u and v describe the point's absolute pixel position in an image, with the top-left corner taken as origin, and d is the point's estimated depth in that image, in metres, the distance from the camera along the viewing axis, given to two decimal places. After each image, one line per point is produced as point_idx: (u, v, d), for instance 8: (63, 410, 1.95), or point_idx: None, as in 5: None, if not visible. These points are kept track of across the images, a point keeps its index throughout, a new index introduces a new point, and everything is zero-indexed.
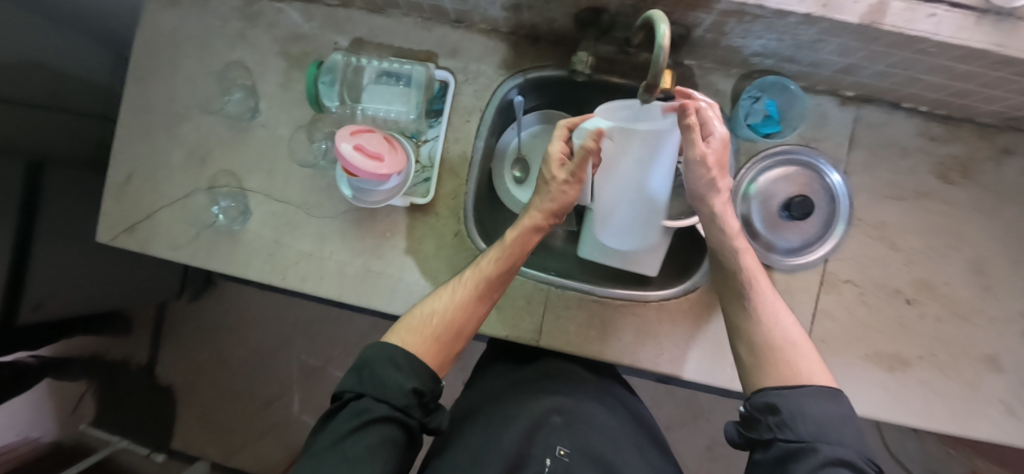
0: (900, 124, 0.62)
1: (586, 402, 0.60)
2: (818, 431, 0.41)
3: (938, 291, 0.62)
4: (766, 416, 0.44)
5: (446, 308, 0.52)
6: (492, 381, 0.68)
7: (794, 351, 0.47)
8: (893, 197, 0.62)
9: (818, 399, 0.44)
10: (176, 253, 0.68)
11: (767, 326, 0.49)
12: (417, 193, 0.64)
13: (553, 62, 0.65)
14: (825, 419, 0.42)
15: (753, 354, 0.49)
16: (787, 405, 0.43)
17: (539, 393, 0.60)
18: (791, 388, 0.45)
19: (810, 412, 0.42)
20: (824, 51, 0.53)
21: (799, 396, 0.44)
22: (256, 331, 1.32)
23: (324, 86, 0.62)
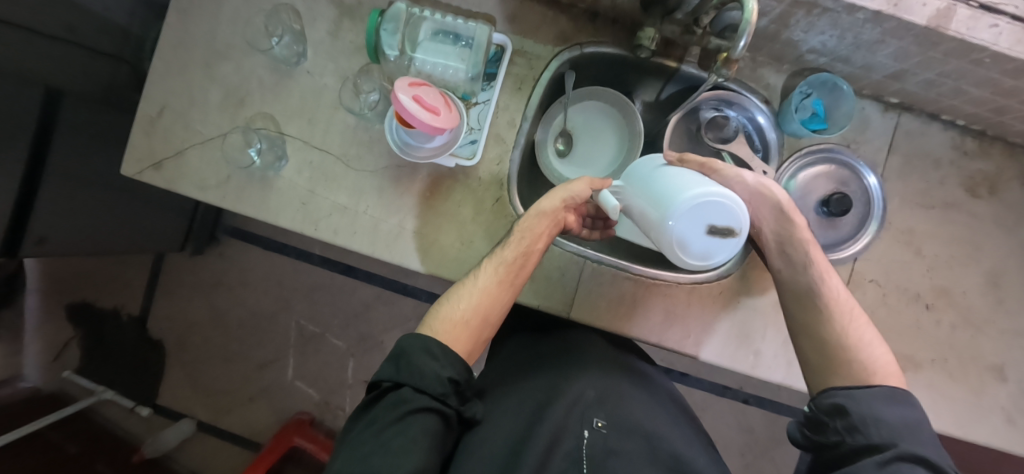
0: (937, 136, 0.65)
1: (615, 374, 0.63)
2: (888, 431, 0.43)
3: (955, 299, 0.65)
4: (835, 419, 0.46)
5: (473, 297, 0.51)
6: (517, 349, 0.69)
7: (866, 352, 0.48)
8: (922, 205, 0.64)
9: (889, 400, 0.45)
10: (204, 194, 0.66)
11: (841, 326, 0.50)
12: (462, 155, 0.64)
13: (609, 39, 0.65)
14: (895, 421, 0.43)
15: (819, 354, 0.51)
16: (856, 408, 0.45)
17: (568, 364, 0.62)
18: (859, 390, 0.46)
19: (882, 415, 0.44)
20: (881, 53, 0.54)
21: (867, 399, 0.45)
22: (255, 292, 1.29)
23: (385, 34, 0.61)
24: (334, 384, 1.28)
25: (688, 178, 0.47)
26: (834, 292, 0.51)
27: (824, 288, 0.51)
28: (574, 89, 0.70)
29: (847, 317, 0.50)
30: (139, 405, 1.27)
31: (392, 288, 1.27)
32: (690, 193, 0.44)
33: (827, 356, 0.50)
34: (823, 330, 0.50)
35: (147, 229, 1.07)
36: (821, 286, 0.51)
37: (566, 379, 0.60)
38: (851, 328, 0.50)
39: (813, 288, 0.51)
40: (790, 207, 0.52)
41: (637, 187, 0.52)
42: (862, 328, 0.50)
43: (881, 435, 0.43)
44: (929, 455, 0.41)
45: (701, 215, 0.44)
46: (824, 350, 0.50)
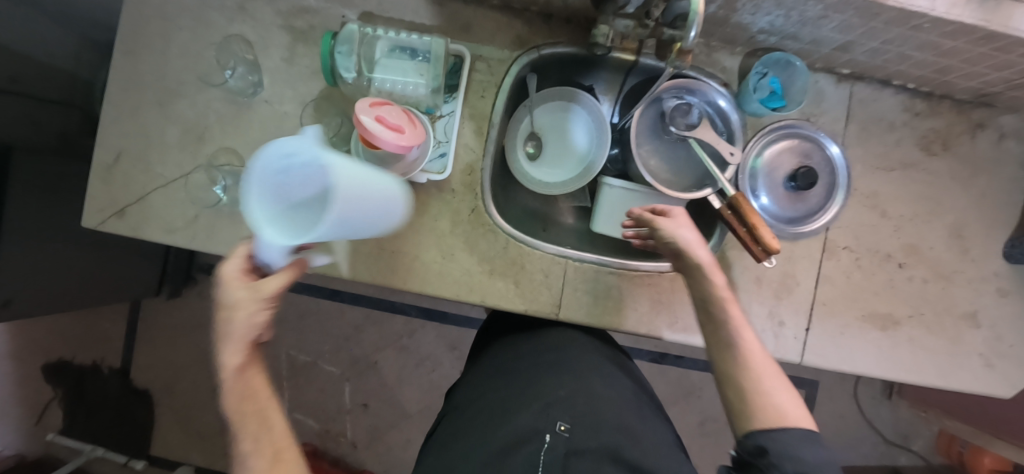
0: (889, 100, 0.67)
1: (587, 369, 0.63)
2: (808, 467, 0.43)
3: (924, 255, 0.67)
4: (760, 459, 0.46)
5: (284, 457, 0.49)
6: (496, 357, 0.70)
7: (780, 398, 0.48)
8: (883, 168, 0.67)
9: (800, 439, 0.45)
10: (172, 237, 0.65)
11: (757, 376, 0.49)
12: (432, 170, 0.63)
13: (565, 39, 0.65)
14: (815, 459, 0.44)
15: (740, 400, 0.49)
16: (780, 448, 0.45)
17: (538, 368, 0.64)
18: (779, 431, 0.46)
19: (800, 455, 0.44)
20: (826, 27, 0.56)
21: (788, 436, 0.45)
22: None
23: (340, 56, 0.60)
24: (333, 412, 1.26)
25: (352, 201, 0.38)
26: (747, 339, 0.51)
27: (739, 344, 0.51)
28: (537, 92, 0.70)
29: (762, 370, 0.49)
30: (134, 459, 1.23)
31: (381, 307, 1.26)
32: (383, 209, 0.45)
33: (742, 402, 0.49)
34: (740, 382, 0.50)
35: (118, 276, 1.03)
36: (737, 340, 0.51)
37: (537, 385, 0.61)
38: (766, 387, 0.48)
39: (731, 340, 0.51)
40: (707, 266, 0.52)
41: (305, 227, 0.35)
42: (776, 375, 0.50)
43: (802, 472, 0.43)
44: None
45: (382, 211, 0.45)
46: (742, 398, 0.49)
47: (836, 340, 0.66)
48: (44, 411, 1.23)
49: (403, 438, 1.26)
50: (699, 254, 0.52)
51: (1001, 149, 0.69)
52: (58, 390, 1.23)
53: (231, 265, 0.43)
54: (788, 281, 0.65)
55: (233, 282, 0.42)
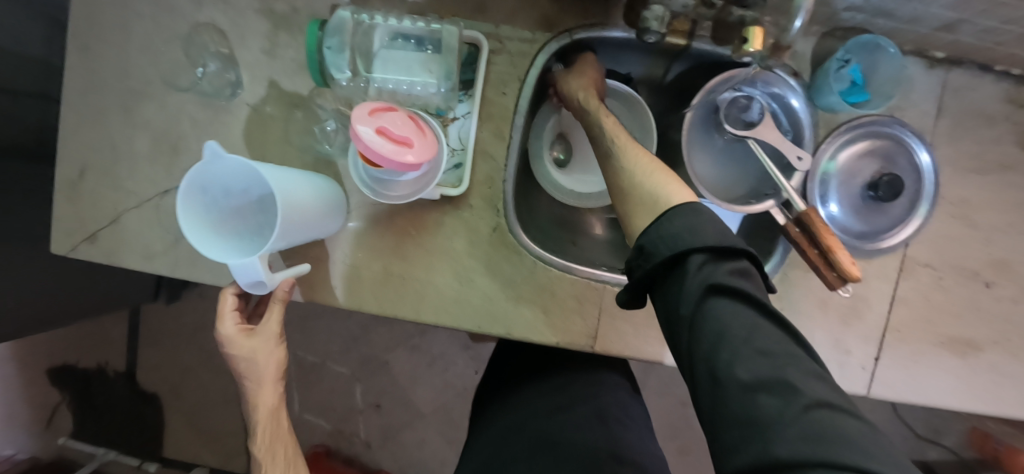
0: (989, 89, 0.56)
1: (533, 420, 0.58)
2: (684, 243, 0.32)
3: (1015, 273, 0.58)
4: (644, 260, 0.35)
5: None
6: (471, 436, 0.67)
7: (663, 183, 0.38)
8: (977, 171, 0.56)
9: (682, 212, 0.34)
10: (153, 264, 0.58)
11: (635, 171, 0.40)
12: (446, 183, 0.54)
13: (601, 19, 0.54)
14: (694, 237, 0.32)
15: (628, 205, 0.39)
16: (657, 233, 0.34)
17: (494, 438, 0.60)
18: (662, 214, 0.35)
19: (676, 233, 0.33)
20: (936, 4, 0.44)
21: (662, 210, 0.35)
22: None
23: (330, 53, 0.48)
24: (345, 412, 1.22)
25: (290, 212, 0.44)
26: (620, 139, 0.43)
27: (625, 152, 0.41)
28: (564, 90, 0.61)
29: (654, 171, 0.39)
30: (147, 461, 1.21)
31: None
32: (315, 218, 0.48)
33: (632, 210, 0.38)
34: (622, 187, 0.40)
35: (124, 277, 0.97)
36: (624, 153, 0.41)
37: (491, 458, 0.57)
38: (654, 181, 0.38)
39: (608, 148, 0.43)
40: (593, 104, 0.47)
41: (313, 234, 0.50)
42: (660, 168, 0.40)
43: (676, 253, 0.32)
44: (722, 268, 0.31)
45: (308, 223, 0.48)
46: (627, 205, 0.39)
47: (908, 369, 0.58)
48: (53, 415, 1.20)
49: (417, 438, 1.23)
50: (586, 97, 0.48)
51: None
52: (64, 393, 1.20)
53: (228, 326, 0.49)
54: (857, 304, 0.57)
55: (243, 339, 0.49)
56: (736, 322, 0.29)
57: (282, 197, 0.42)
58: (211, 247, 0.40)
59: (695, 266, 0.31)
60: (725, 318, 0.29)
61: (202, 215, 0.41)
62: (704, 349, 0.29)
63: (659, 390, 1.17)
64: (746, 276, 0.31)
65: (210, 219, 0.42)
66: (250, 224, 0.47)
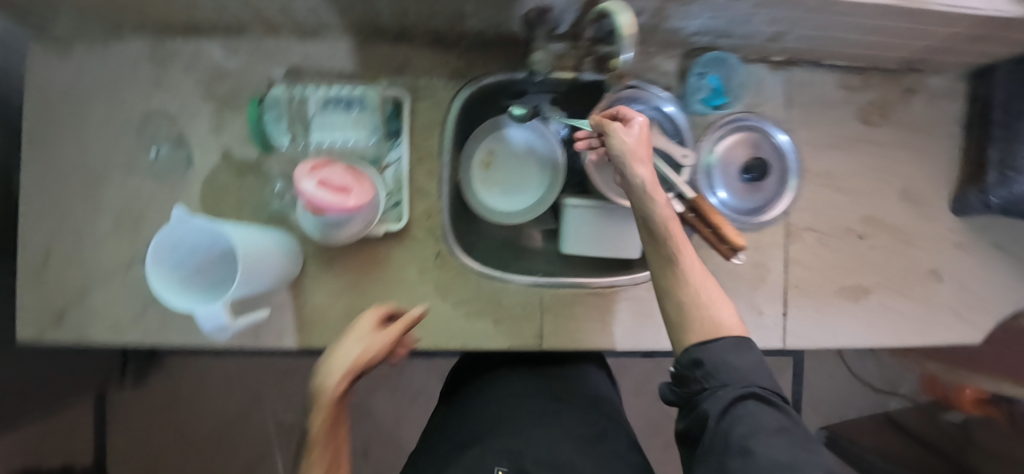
0: (824, 79, 0.68)
1: (522, 412, 0.64)
2: (735, 371, 0.42)
3: (882, 223, 0.69)
4: (693, 370, 0.44)
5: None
6: (440, 432, 0.69)
7: (710, 306, 0.45)
8: (830, 146, 0.68)
9: (734, 347, 0.43)
10: (122, 335, 0.61)
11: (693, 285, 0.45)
12: (389, 220, 0.61)
13: (502, 65, 0.64)
14: (739, 364, 0.43)
15: (679, 313, 0.45)
16: (711, 356, 0.43)
17: (477, 422, 0.64)
18: (712, 341, 0.44)
19: (731, 363, 0.43)
20: (755, 23, 0.56)
21: (718, 345, 0.43)
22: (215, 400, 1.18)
23: (269, 123, 0.59)
24: None
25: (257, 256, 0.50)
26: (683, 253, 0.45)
27: (679, 261, 0.45)
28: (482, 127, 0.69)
29: (702, 283, 0.45)
30: None
31: None
32: (279, 263, 0.54)
33: (681, 317, 0.45)
34: (672, 290, 0.45)
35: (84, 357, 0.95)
36: (677, 257, 0.45)
37: (473, 439, 0.60)
38: (702, 304, 0.45)
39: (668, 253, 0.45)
40: (649, 182, 0.45)
41: (279, 278, 0.56)
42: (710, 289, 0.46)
43: (727, 374, 0.42)
44: (757, 386, 0.43)
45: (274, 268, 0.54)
46: (678, 312, 0.45)
47: (815, 318, 0.67)
48: None
49: None
50: (642, 170, 0.46)
51: (936, 110, 0.70)
52: None
53: (351, 348, 0.45)
54: (760, 270, 0.66)
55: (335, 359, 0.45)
56: (767, 426, 0.40)
57: (246, 245, 0.48)
58: (179, 299, 0.45)
59: (738, 382, 0.42)
60: (755, 421, 0.40)
61: (169, 272, 0.46)
62: (737, 442, 0.39)
63: (634, 388, 1.22)
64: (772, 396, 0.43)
65: (177, 275, 0.48)
66: (218, 276, 0.52)
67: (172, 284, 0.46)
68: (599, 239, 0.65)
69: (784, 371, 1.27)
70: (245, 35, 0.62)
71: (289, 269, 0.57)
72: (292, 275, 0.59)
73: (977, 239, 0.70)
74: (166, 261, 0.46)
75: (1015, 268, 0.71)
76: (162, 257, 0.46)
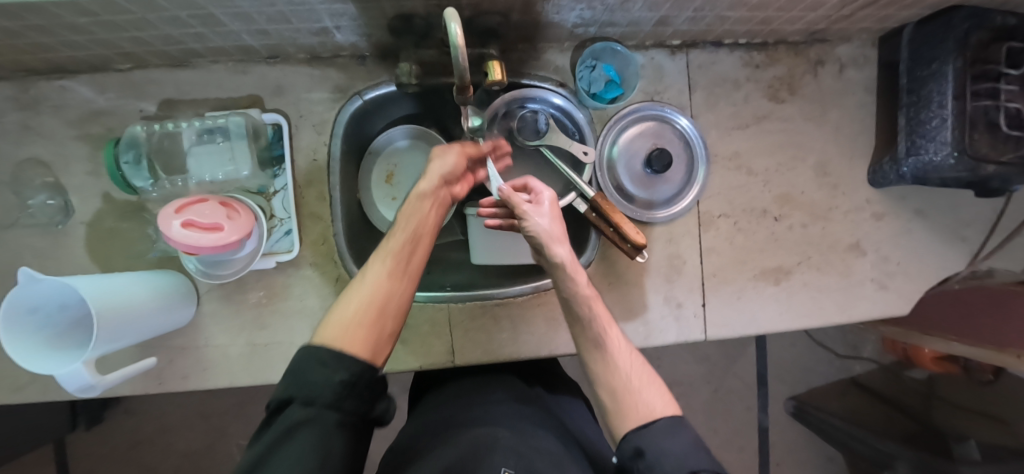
0: (727, 59, 0.65)
1: (543, 433, 0.47)
2: (679, 459, 0.36)
3: (797, 202, 0.67)
4: (636, 463, 0.38)
5: (360, 294, 0.40)
6: (414, 443, 0.49)
7: (641, 392, 0.41)
8: (738, 127, 0.66)
9: (671, 430, 0.39)
10: (23, 395, 0.59)
11: (618, 371, 0.42)
12: (280, 250, 0.59)
13: (387, 77, 0.61)
14: (681, 454, 0.37)
15: (613, 400, 0.42)
16: (651, 446, 0.38)
17: (479, 425, 0.46)
18: (648, 426, 0.40)
19: (672, 449, 0.37)
20: (635, 9, 0.52)
21: (656, 432, 0.39)
22: (172, 442, 1.09)
23: (129, 167, 0.56)
24: None
25: (131, 313, 0.48)
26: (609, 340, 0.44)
27: (605, 343, 0.44)
28: (394, 128, 0.67)
29: (627, 366, 0.43)
30: None
31: None
32: (162, 313, 0.53)
33: (614, 404, 0.42)
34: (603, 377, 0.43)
35: (34, 413, 0.86)
36: (603, 341, 0.44)
37: (464, 418, 0.50)
38: (632, 387, 0.41)
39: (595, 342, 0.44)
40: (568, 263, 0.44)
41: (165, 325, 0.54)
42: (639, 372, 0.43)
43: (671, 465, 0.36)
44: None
45: (155, 319, 0.52)
46: (613, 398, 0.42)
47: (736, 305, 0.66)
48: None
49: None
50: (558, 249, 0.44)
51: (845, 80, 0.68)
52: None
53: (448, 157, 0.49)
54: (675, 262, 0.64)
55: (432, 178, 0.48)
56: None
57: (111, 304, 0.45)
58: (38, 364, 0.43)
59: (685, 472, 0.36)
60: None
61: (27, 335, 0.44)
62: None
63: None
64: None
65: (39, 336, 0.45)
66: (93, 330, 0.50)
67: (29, 345, 0.44)
68: (507, 248, 0.62)
69: (746, 347, 1.27)
70: (108, 70, 0.58)
71: (180, 314, 0.56)
72: (180, 325, 0.57)
73: (896, 208, 0.69)
74: (25, 324, 0.44)
75: (937, 234, 0.69)
76: (18, 320, 0.43)
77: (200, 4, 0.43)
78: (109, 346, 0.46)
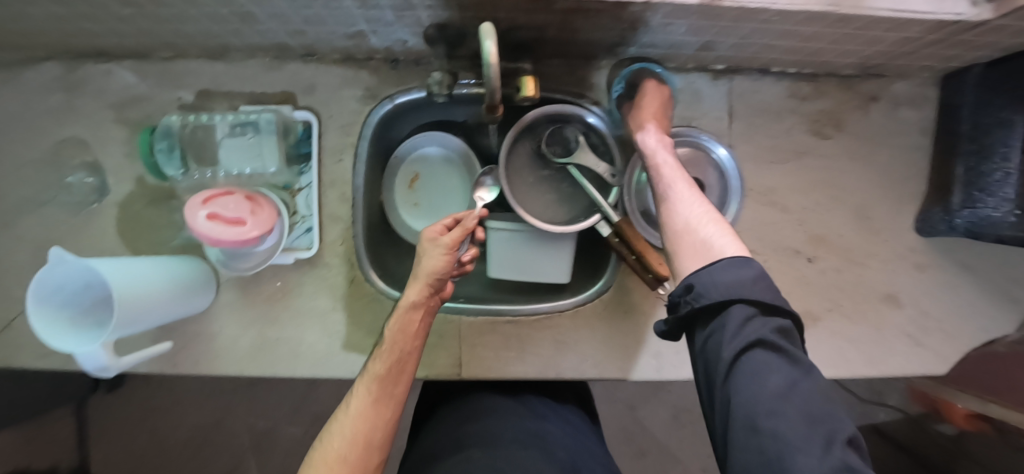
0: (772, 89, 0.62)
1: (535, 447, 0.47)
2: (731, 290, 0.34)
3: (833, 244, 0.64)
4: (687, 297, 0.36)
5: (349, 418, 0.40)
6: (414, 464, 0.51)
7: (699, 232, 0.40)
8: (776, 161, 0.63)
9: (729, 267, 0.35)
10: (45, 363, 0.62)
11: (675, 216, 0.43)
12: (299, 247, 0.60)
13: (418, 82, 0.60)
14: (738, 281, 0.34)
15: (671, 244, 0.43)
16: (702, 279, 0.36)
17: (470, 447, 0.47)
18: (711, 264, 0.37)
19: (726, 281, 0.34)
20: (678, 32, 0.50)
21: (714, 265, 0.36)
22: (181, 413, 1.12)
23: (162, 155, 0.58)
24: None
25: (153, 295, 0.49)
26: (680, 198, 0.44)
27: (671, 201, 0.44)
28: (449, 136, 0.66)
29: (689, 212, 0.42)
30: None
31: None
32: (182, 298, 0.54)
33: (672, 246, 0.42)
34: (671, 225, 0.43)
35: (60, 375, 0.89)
36: (670, 199, 0.44)
37: (460, 434, 0.51)
38: (693, 225, 0.41)
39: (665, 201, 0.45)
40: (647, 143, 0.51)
41: (184, 309, 0.56)
42: (704, 223, 0.41)
43: (721, 296, 0.34)
44: (766, 327, 0.32)
45: (175, 304, 0.53)
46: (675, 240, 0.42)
47: None
48: None
49: None
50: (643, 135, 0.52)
51: (898, 120, 0.64)
52: None
53: (435, 258, 0.44)
54: None
55: (420, 282, 0.44)
56: (772, 391, 0.29)
57: (134, 289, 0.47)
58: (62, 340, 0.45)
59: (738, 315, 0.33)
60: (757, 383, 0.30)
61: (54, 311, 0.45)
62: (745, 417, 0.29)
63: None
64: (785, 335, 0.33)
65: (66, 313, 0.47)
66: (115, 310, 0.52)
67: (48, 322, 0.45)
68: (523, 264, 0.62)
69: None
70: (152, 57, 0.60)
71: (199, 299, 0.57)
72: (198, 311, 0.59)
73: (940, 260, 0.64)
74: (53, 300, 0.45)
75: (984, 293, 0.65)
76: (48, 297, 0.45)
77: (241, 3, 0.43)
78: (129, 327, 0.48)
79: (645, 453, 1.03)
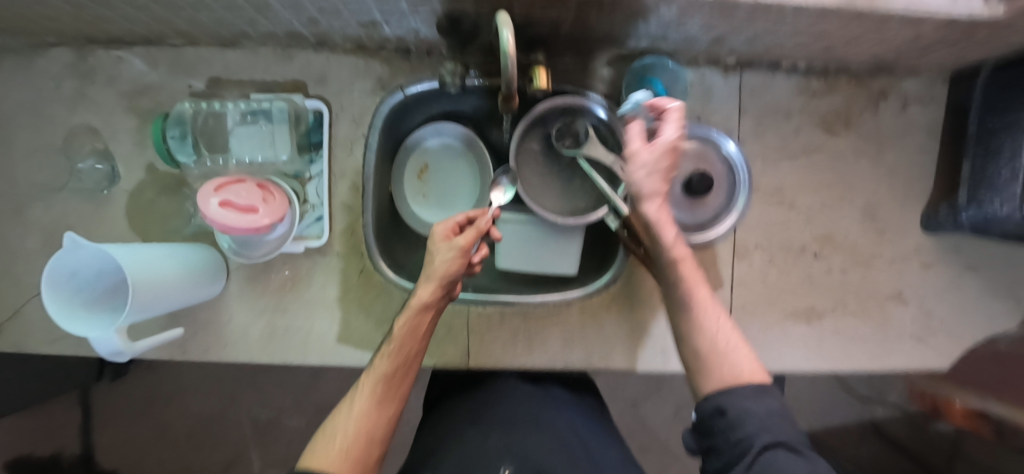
0: (783, 85, 0.62)
1: (547, 428, 0.49)
2: (767, 431, 0.36)
3: (840, 242, 0.64)
4: (716, 421, 0.39)
5: (353, 414, 0.41)
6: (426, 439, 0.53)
7: (724, 363, 0.41)
8: (785, 158, 0.63)
9: (756, 394, 0.38)
10: (55, 349, 0.62)
11: (707, 335, 0.43)
12: (310, 236, 0.60)
13: (429, 73, 0.60)
14: (762, 415, 0.37)
15: (694, 358, 0.43)
16: (732, 406, 0.38)
17: (483, 425, 0.49)
18: (732, 388, 0.39)
19: (751, 409, 0.37)
20: (692, 27, 0.50)
21: (734, 395, 0.38)
22: (186, 402, 1.13)
23: (175, 142, 0.58)
24: None
25: (165, 279, 0.50)
26: (703, 303, 0.44)
27: (695, 306, 0.44)
28: (448, 123, 0.66)
29: (714, 326, 0.43)
30: None
31: None
32: (194, 284, 0.54)
33: (697, 363, 0.42)
34: (690, 331, 0.44)
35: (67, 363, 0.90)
36: (693, 303, 0.44)
37: (472, 413, 0.53)
38: (717, 347, 0.42)
39: (677, 294, 0.46)
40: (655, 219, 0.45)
41: (195, 296, 0.56)
42: (728, 332, 0.43)
43: (754, 432, 0.36)
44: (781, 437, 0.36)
45: (186, 290, 0.54)
46: (693, 348, 0.43)
47: (762, 345, 0.63)
48: None
49: None
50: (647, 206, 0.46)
51: (908, 118, 0.64)
52: None
53: (448, 255, 0.44)
54: None
55: (432, 283, 0.45)
56: None
57: (147, 274, 0.47)
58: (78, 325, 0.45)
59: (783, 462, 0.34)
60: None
61: (69, 297, 0.45)
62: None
63: None
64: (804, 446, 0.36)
65: (80, 299, 0.47)
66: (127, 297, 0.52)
67: (63, 310, 0.44)
68: (531, 257, 0.62)
69: None
70: (163, 45, 0.60)
71: (209, 286, 0.58)
72: (209, 298, 0.59)
73: (946, 259, 0.65)
74: (68, 285, 0.45)
75: (989, 292, 0.65)
76: (63, 282, 0.45)
77: None
78: (142, 312, 0.48)
79: (647, 447, 1.03)
